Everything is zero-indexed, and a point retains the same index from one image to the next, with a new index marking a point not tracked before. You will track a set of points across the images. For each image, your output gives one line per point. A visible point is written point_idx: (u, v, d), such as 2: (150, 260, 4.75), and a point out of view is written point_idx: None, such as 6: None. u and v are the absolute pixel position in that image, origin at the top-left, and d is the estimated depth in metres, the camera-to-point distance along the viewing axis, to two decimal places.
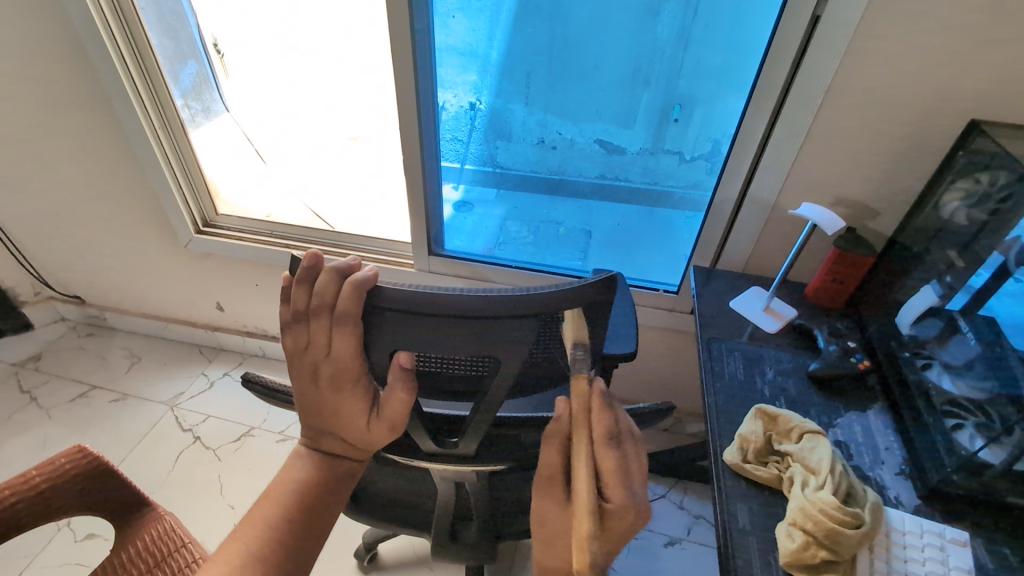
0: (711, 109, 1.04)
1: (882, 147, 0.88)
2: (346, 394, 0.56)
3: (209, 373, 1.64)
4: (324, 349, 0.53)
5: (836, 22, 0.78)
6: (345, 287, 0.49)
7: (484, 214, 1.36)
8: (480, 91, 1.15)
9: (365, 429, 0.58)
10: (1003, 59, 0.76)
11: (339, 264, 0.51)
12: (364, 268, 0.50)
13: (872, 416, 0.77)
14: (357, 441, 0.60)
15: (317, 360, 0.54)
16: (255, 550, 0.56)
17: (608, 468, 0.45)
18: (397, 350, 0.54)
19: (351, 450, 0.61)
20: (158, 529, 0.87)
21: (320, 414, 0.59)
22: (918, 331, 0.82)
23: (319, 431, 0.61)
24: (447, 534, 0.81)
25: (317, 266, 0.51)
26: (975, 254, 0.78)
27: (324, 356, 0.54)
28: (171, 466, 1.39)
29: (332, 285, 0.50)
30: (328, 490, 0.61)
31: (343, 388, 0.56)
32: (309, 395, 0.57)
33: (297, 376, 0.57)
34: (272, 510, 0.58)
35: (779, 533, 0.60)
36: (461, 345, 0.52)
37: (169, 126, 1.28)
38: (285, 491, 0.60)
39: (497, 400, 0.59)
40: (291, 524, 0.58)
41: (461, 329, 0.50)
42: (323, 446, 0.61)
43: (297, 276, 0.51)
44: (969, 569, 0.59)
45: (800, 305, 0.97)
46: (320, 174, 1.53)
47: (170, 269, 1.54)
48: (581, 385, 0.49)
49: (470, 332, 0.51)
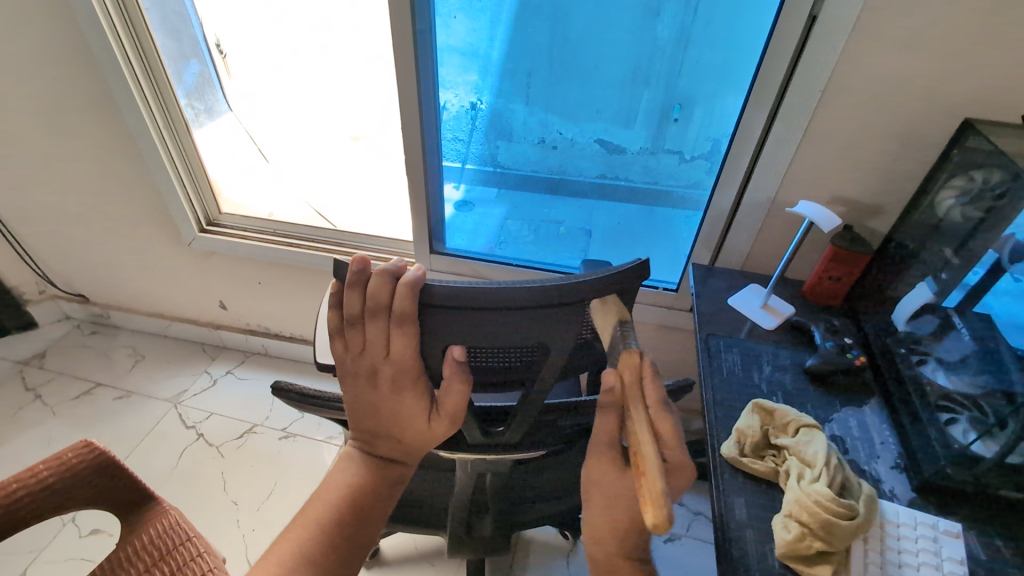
0: (711, 109, 1.05)
1: (878, 146, 0.89)
2: (406, 393, 0.57)
3: (211, 371, 1.66)
4: (381, 351, 0.54)
5: (832, 23, 0.79)
6: (398, 288, 0.50)
7: (485, 213, 1.37)
8: (482, 91, 1.16)
9: (426, 428, 0.58)
10: (996, 58, 0.77)
11: (388, 266, 0.51)
12: (413, 268, 0.51)
13: (868, 411, 0.78)
14: (415, 441, 0.59)
15: (376, 362, 0.55)
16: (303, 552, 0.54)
17: (665, 429, 0.50)
18: (452, 345, 0.55)
19: (407, 453, 0.61)
20: (162, 523, 0.89)
21: (377, 416, 0.58)
22: (914, 328, 0.83)
23: (375, 434, 0.60)
24: (462, 530, 0.82)
25: (366, 271, 0.51)
26: (970, 251, 0.79)
27: (382, 358, 0.55)
28: (175, 462, 1.41)
29: (384, 286, 0.51)
30: (378, 495, 0.60)
31: (402, 388, 0.56)
32: (366, 398, 0.58)
33: (352, 381, 0.57)
34: (322, 511, 0.57)
35: (775, 524, 0.61)
36: (513, 331, 0.54)
37: (173, 125, 1.29)
38: (335, 495, 0.58)
39: (546, 388, 0.59)
40: (341, 526, 0.57)
41: (514, 317, 0.52)
42: (377, 450, 0.60)
43: (349, 281, 0.51)
44: (962, 560, 0.59)
45: (798, 303, 0.98)
46: (322, 173, 1.54)
47: (174, 267, 1.56)
48: (632, 357, 0.51)
49: (522, 321, 0.53)
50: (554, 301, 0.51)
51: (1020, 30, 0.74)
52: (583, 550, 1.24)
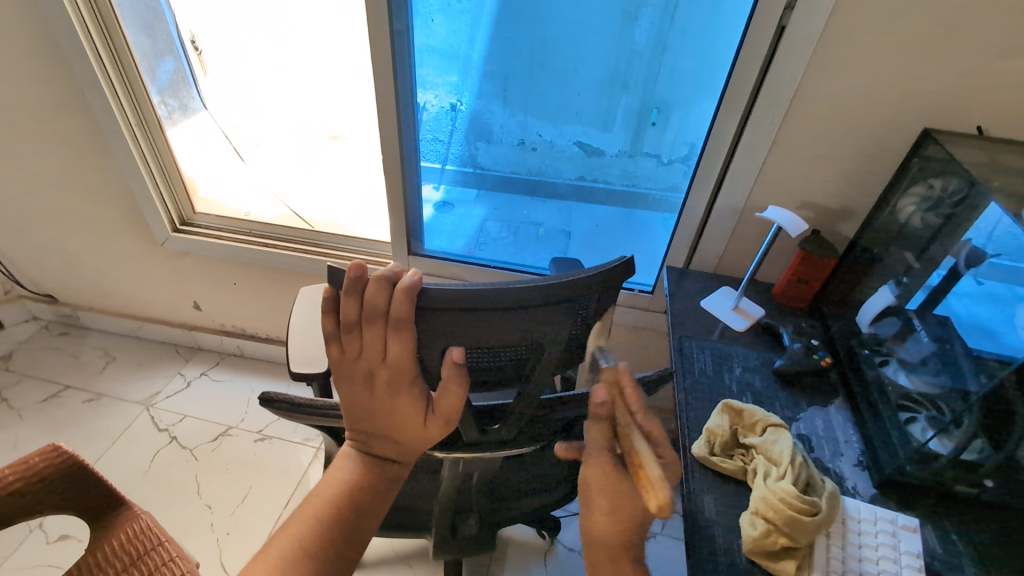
0: (686, 114, 1.07)
1: (843, 154, 0.92)
2: (402, 395, 0.54)
3: (185, 373, 1.63)
4: (379, 354, 0.52)
5: (800, 34, 0.82)
6: (397, 294, 0.48)
7: (464, 214, 1.37)
8: (461, 92, 1.16)
9: (421, 428, 0.56)
10: (951, 72, 0.80)
11: (385, 272, 0.48)
12: (410, 273, 0.48)
13: (833, 410, 0.81)
14: (410, 440, 0.57)
15: (372, 365, 0.53)
16: (306, 547, 0.52)
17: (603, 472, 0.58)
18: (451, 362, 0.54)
19: (404, 452, 0.58)
20: (134, 527, 0.87)
21: (373, 417, 0.56)
22: (878, 330, 0.86)
23: (370, 434, 0.57)
24: (447, 531, 0.81)
25: (363, 277, 0.48)
26: (930, 258, 0.84)
27: (379, 361, 0.52)
28: (148, 465, 1.38)
29: (383, 293, 0.48)
30: (373, 491, 0.57)
31: (398, 390, 0.54)
32: (362, 401, 0.56)
33: (349, 383, 0.55)
34: (321, 507, 0.55)
35: (743, 521, 0.63)
36: (510, 332, 0.53)
37: (144, 121, 1.27)
38: (334, 491, 0.56)
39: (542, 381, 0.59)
40: (337, 525, 0.54)
41: (509, 315, 0.51)
42: (373, 449, 0.58)
43: (345, 287, 0.48)
44: (919, 553, 0.61)
45: (768, 305, 1.01)
46: (297, 172, 1.51)
47: (146, 267, 1.52)
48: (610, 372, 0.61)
49: (514, 321, 0.52)
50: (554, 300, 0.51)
51: (971, 47, 0.78)
52: (559, 550, 1.26)
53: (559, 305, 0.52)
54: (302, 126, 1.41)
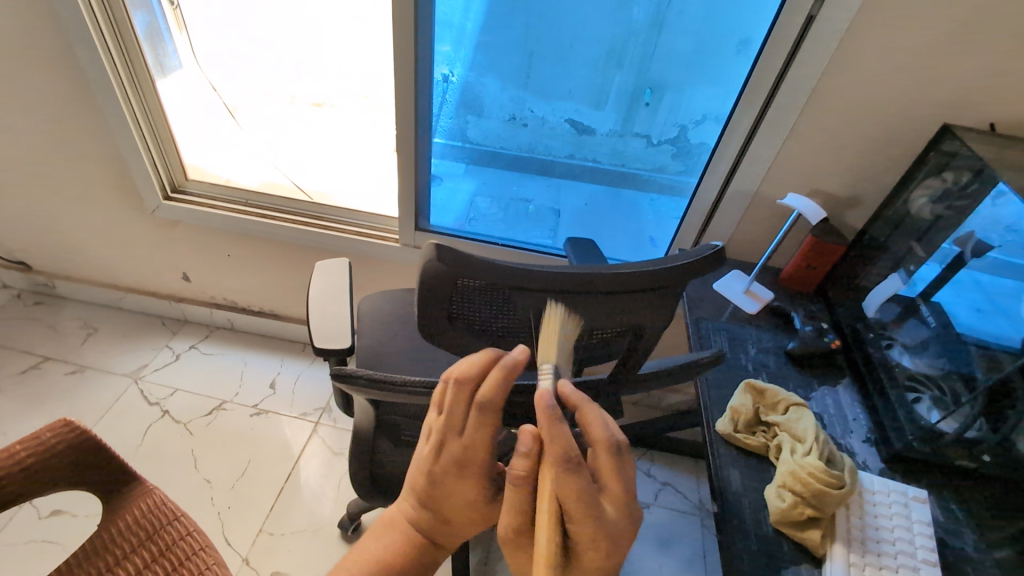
0: (679, 95, 1.10)
1: (857, 145, 0.95)
2: (468, 480, 0.51)
3: (174, 345, 1.58)
4: (458, 431, 0.49)
5: (829, 25, 0.83)
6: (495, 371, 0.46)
7: (453, 188, 1.36)
8: (453, 63, 1.12)
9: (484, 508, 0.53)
10: (968, 69, 0.83)
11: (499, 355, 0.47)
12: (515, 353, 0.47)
13: (842, 390, 0.85)
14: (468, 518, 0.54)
15: (449, 440, 0.49)
16: (370, 570, 0.56)
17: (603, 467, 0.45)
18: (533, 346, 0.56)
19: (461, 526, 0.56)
20: (148, 502, 0.86)
21: (433, 491, 0.53)
22: (881, 315, 0.94)
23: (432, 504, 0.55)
24: None
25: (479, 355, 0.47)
26: (931, 242, 0.92)
27: (456, 435, 0.49)
28: (140, 440, 1.34)
29: (482, 367, 0.47)
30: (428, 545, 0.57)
31: (466, 474, 0.50)
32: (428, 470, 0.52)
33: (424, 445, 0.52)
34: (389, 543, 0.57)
35: (768, 493, 0.66)
36: (608, 315, 0.52)
37: (137, 82, 1.19)
38: (399, 532, 0.58)
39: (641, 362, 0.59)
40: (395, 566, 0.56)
41: (608, 300, 0.49)
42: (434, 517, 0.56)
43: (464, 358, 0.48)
44: (928, 522, 0.66)
45: (776, 288, 1.04)
46: (298, 142, 1.48)
47: (132, 235, 1.45)
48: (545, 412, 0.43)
49: (616, 304, 0.50)
50: (653, 289, 0.49)
51: (991, 46, 0.81)
52: None
53: (661, 291, 0.50)
54: (284, 91, 1.41)
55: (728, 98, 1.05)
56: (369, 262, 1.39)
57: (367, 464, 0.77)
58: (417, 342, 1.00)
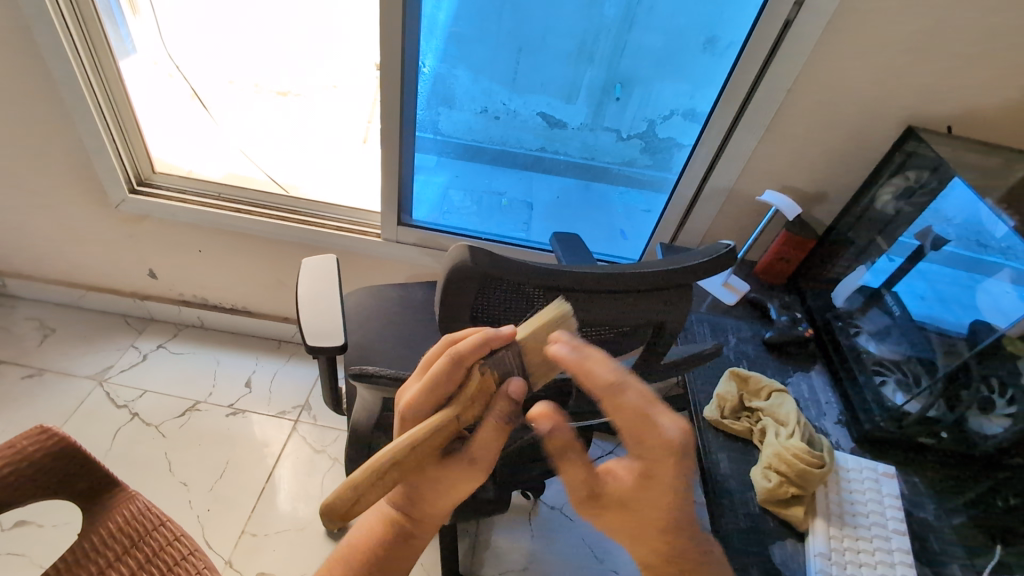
0: (647, 90, 1.13)
1: (827, 143, 1.01)
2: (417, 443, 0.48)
3: (140, 345, 1.52)
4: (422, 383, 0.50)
5: (805, 30, 0.87)
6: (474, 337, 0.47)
7: (427, 180, 1.33)
8: (426, 54, 1.09)
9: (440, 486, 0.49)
10: (928, 74, 0.90)
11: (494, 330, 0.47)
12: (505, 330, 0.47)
13: (815, 375, 0.91)
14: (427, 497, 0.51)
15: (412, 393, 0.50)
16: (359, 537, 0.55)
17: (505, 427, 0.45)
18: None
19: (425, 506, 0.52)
20: (131, 509, 0.83)
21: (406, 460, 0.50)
22: (848, 304, 1.02)
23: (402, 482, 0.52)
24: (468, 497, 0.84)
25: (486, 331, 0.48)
26: (893, 235, 1.00)
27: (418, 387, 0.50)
28: (109, 444, 1.29)
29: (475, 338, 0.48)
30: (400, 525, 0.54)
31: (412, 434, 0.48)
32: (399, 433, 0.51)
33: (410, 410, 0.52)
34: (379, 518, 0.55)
35: (756, 475, 0.70)
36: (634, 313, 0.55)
37: (101, 71, 1.13)
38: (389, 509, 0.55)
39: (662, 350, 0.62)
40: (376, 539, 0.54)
41: (635, 299, 0.54)
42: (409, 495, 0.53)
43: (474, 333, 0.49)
44: (898, 495, 0.72)
45: (752, 280, 1.09)
46: (269, 134, 1.51)
47: (93, 230, 1.38)
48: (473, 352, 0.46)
49: (642, 302, 0.54)
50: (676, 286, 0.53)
51: (948, 53, 0.87)
52: (543, 509, 1.32)
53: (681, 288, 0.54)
54: (249, 80, 1.51)
55: (696, 93, 1.09)
56: (349, 257, 1.38)
57: (363, 461, 0.77)
58: (405, 337, 1.00)
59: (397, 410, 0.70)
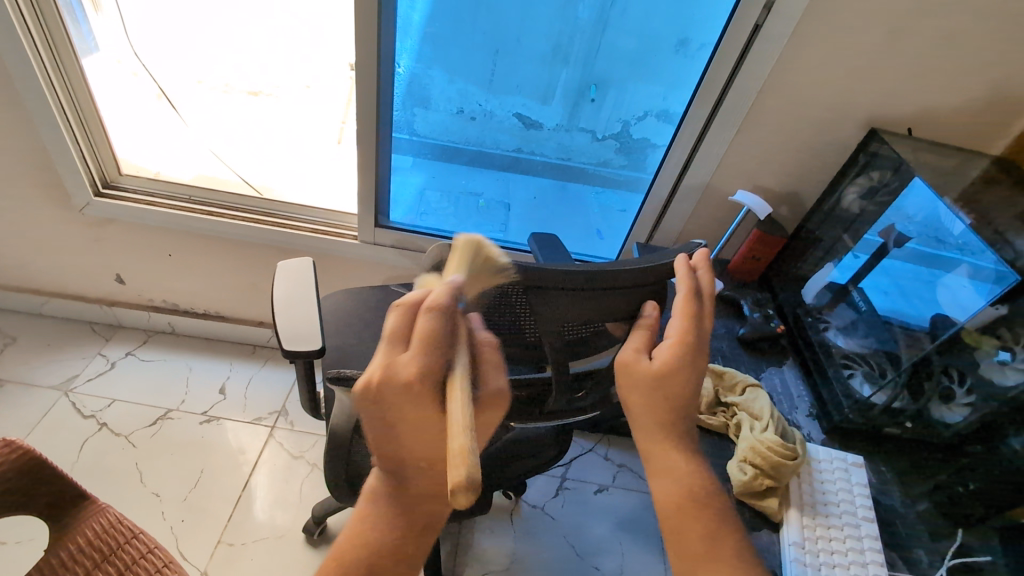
0: (621, 92, 1.15)
1: (795, 144, 1.04)
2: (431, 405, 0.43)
3: (107, 353, 1.47)
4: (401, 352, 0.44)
5: (772, 34, 0.90)
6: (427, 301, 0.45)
7: (404, 181, 1.32)
8: (401, 55, 1.09)
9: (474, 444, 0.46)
10: (888, 78, 0.93)
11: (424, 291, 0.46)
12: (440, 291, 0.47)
13: (787, 370, 0.95)
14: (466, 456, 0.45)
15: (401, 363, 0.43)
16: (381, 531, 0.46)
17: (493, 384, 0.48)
18: (545, 341, 0.58)
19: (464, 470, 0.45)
20: (102, 522, 0.80)
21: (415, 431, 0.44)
22: (817, 300, 1.07)
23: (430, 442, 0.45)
24: None
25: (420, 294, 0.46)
26: (859, 231, 1.04)
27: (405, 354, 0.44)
28: (76, 456, 1.25)
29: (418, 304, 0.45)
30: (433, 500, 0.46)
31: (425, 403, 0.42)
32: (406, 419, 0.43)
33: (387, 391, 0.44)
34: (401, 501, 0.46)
35: (731, 468, 0.72)
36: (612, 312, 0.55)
37: (62, 69, 1.09)
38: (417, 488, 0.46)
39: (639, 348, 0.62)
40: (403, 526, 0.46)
41: (613, 299, 0.53)
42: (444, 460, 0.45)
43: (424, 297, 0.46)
44: (866, 484, 0.75)
45: (725, 278, 1.12)
46: (240, 135, 1.47)
47: (56, 235, 1.33)
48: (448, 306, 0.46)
49: (620, 302, 0.54)
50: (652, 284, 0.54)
51: (907, 58, 0.91)
52: (525, 508, 1.33)
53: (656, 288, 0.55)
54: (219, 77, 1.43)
55: (669, 95, 1.12)
56: (325, 260, 1.36)
57: (344, 465, 0.76)
58: None
59: None
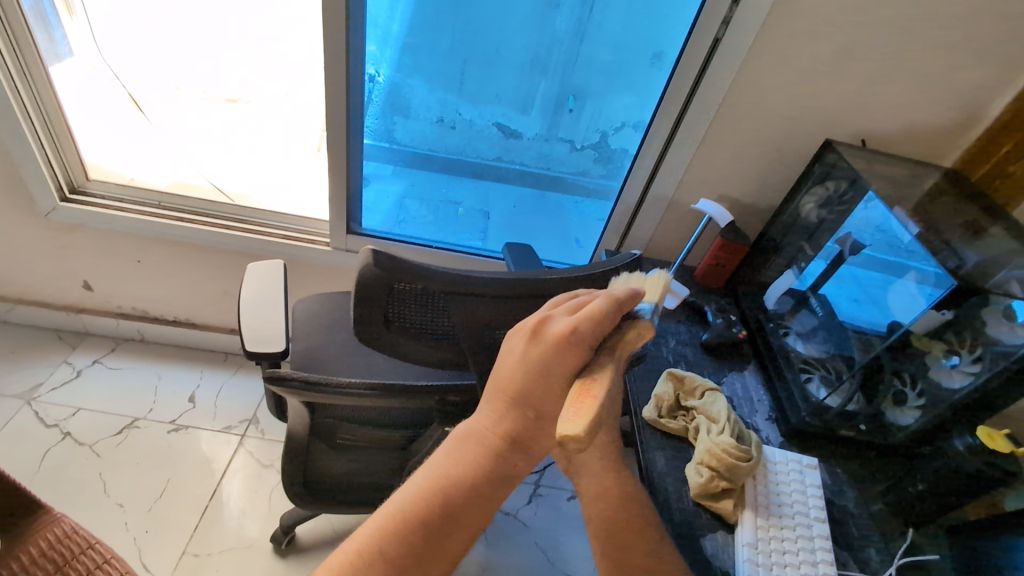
0: (598, 104, 1.17)
1: (756, 156, 1.07)
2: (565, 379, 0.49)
3: (73, 361, 1.44)
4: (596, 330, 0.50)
5: (731, 50, 0.93)
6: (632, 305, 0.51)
7: (381, 189, 1.33)
8: (379, 63, 1.10)
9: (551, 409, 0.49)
10: (843, 93, 0.97)
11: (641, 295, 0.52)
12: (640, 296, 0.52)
13: (748, 374, 0.96)
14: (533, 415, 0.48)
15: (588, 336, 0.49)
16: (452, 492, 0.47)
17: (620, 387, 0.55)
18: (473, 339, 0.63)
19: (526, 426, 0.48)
20: (57, 531, 0.79)
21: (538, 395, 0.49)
22: (778, 306, 1.08)
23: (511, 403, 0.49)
24: None
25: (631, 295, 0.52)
26: (818, 241, 1.07)
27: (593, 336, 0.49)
28: (37, 467, 1.22)
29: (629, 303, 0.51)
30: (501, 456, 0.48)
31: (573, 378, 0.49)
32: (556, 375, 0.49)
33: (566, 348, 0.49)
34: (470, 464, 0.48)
35: (689, 471, 0.74)
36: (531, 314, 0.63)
37: (27, 70, 1.08)
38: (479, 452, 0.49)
39: None
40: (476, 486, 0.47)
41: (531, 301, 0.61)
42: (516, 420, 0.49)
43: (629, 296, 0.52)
44: (820, 485, 0.77)
45: (691, 285, 1.14)
46: (212, 141, 1.46)
47: (21, 240, 1.31)
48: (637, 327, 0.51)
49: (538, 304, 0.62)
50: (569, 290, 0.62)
51: (859, 75, 0.94)
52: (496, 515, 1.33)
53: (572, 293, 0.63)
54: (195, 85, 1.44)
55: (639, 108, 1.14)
56: (297, 267, 1.36)
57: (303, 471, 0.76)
58: (353, 346, 0.99)
59: (331, 417, 0.72)
